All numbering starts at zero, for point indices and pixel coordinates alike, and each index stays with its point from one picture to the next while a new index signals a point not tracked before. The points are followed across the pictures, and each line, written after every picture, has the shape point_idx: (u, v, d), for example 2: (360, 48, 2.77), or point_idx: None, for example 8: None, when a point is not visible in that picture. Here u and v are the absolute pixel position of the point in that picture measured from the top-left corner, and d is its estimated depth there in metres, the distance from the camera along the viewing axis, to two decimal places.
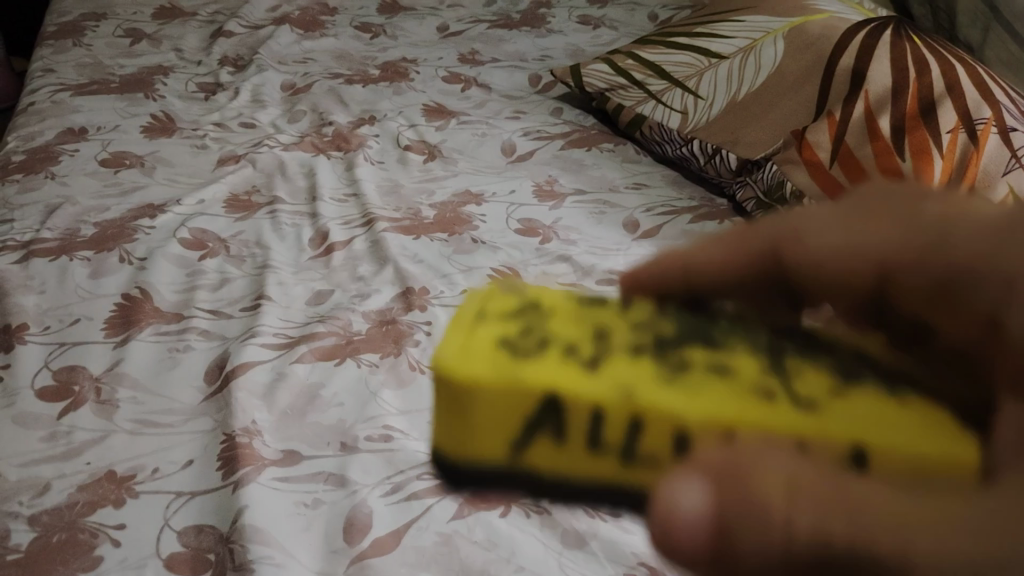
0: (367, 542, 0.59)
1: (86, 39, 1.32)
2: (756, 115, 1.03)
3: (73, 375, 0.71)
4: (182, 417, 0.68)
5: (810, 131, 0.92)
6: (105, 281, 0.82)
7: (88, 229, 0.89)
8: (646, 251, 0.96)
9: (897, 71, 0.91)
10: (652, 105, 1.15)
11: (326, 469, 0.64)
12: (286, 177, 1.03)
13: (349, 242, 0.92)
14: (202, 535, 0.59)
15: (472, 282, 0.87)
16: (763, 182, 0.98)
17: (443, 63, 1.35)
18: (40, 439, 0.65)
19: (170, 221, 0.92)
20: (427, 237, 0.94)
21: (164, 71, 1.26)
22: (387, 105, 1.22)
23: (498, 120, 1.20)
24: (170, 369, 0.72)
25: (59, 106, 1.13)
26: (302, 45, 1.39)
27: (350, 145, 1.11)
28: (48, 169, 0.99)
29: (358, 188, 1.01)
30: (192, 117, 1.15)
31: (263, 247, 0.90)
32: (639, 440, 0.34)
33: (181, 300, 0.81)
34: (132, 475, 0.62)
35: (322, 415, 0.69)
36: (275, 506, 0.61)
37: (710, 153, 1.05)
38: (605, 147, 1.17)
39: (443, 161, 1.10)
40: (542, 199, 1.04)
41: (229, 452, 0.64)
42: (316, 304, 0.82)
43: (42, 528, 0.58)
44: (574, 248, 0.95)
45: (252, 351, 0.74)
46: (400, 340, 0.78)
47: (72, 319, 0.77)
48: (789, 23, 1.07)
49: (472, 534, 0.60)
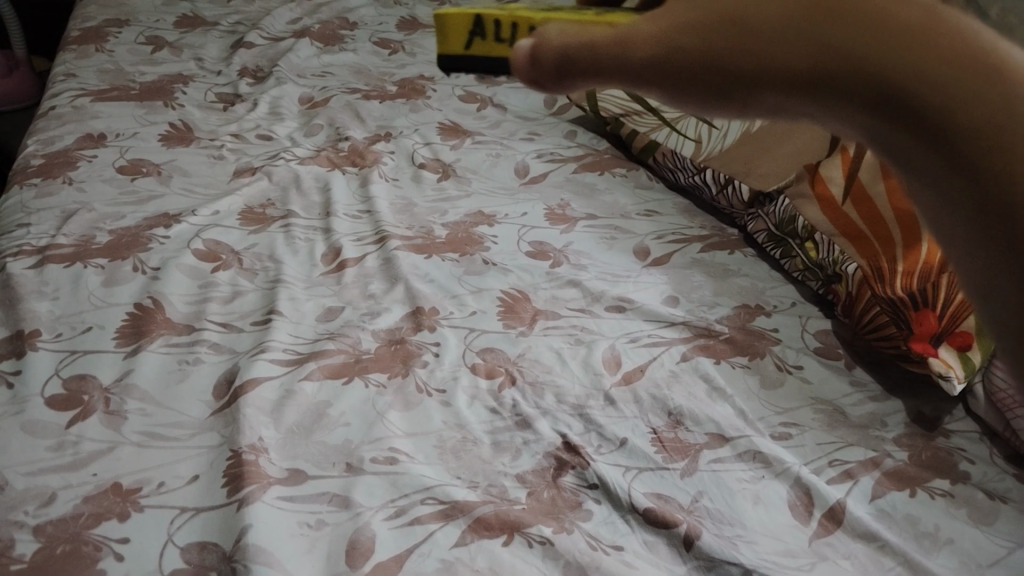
0: (369, 566, 0.59)
1: (109, 45, 1.34)
2: (768, 147, 1.02)
3: (83, 384, 0.71)
4: (190, 431, 0.68)
5: (823, 166, 0.93)
6: (118, 290, 0.82)
7: (103, 237, 0.90)
8: (657, 279, 0.96)
9: None
10: (667, 132, 1.15)
11: (332, 490, 0.65)
12: (300, 192, 1.04)
13: (361, 259, 0.92)
14: (205, 552, 0.58)
15: (482, 304, 0.88)
16: (775, 216, 0.98)
17: (460, 82, 1.36)
18: (48, 448, 0.65)
19: (185, 231, 0.93)
20: (439, 257, 0.95)
21: (184, 80, 1.27)
22: (403, 122, 1.23)
23: (512, 141, 1.21)
24: (179, 382, 0.73)
25: (79, 111, 1.14)
26: (321, 59, 1.40)
27: (365, 162, 1.12)
28: (66, 174, 1.00)
29: (372, 206, 1.02)
30: (210, 127, 1.16)
31: (276, 262, 0.90)
32: (516, 33, 0.46)
33: (192, 312, 0.81)
34: (137, 488, 0.63)
35: (329, 434, 0.70)
36: (280, 526, 0.61)
37: (723, 183, 1.06)
38: (618, 172, 1.17)
39: (456, 181, 1.10)
40: (554, 223, 1.04)
41: (236, 469, 0.64)
42: (326, 321, 0.83)
43: (46, 539, 0.58)
44: (584, 273, 0.95)
45: (262, 367, 0.74)
46: (408, 360, 0.78)
47: (84, 327, 0.77)
48: None
49: (474, 561, 0.60)
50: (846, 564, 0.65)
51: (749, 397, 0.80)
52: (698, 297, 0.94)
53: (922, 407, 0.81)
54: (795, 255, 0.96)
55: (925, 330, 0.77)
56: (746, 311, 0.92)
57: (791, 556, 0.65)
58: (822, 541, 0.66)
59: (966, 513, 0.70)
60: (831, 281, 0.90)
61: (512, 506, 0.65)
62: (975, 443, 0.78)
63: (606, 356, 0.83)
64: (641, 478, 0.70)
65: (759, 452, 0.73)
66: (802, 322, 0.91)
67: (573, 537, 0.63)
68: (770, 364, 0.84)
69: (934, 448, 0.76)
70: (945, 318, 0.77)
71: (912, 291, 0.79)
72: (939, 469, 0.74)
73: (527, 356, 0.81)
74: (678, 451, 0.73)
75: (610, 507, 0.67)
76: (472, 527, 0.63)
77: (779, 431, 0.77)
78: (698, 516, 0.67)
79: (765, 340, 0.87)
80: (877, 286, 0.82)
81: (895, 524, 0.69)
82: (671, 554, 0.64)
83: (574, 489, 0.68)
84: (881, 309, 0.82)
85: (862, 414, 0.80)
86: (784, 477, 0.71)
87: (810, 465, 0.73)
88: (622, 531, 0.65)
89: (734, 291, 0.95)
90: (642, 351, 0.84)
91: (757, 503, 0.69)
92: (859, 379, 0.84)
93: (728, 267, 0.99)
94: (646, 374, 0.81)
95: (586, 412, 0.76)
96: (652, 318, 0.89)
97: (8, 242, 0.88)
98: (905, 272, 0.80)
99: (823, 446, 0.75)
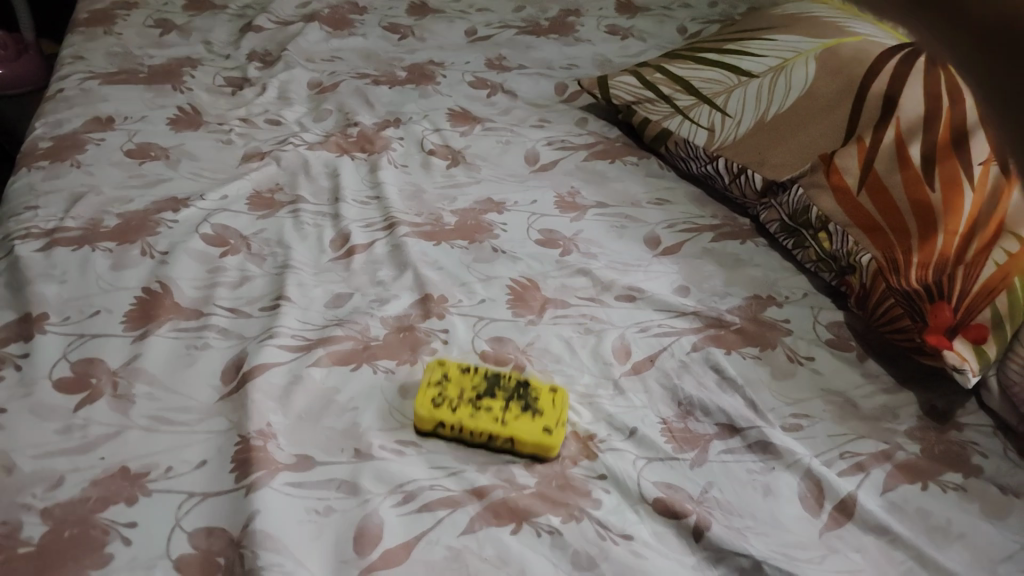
0: (377, 553, 0.59)
1: (117, 27, 1.33)
2: (783, 136, 1.02)
3: (91, 368, 0.71)
4: (198, 416, 0.68)
5: (838, 156, 0.92)
6: (126, 273, 0.82)
7: (111, 220, 0.89)
8: (667, 268, 0.95)
9: (931, 98, 0.90)
10: (679, 121, 1.14)
11: (339, 476, 0.64)
12: (309, 177, 1.03)
13: (370, 246, 0.92)
14: (212, 538, 0.58)
15: (491, 292, 0.87)
16: (789, 205, 0.97)
17: (470, 68, 1.35)
18: (55, 431, 0.65)
19: (194, 215, 0.92)
20: (448, 243, 0.94)
21: (193, 63, 1.26)
22: (412, 108, 1.22)
23: (522, 128, 1.20)
24: (187, 367, 0.72)
25: (87, 94, 1.13)
26: (330, 43, 1.39)
27: (374, 147, 1.11)
28: (74, 157, 0.99)
29: (381, 191, 1.01)
30: (218, 111, 1.15)
31: (284, 247, 0.90)
32: None
33: (200, 297, 0.81)
34: (145, 472, 0.62)
35: (337, 420, 0.69)
36: (288, 511, 0.61)
37: (736, 172, 1.04)
38: (629, 160, 1.16)
39: (466, 167, 1.09)
40: (564, 211, 1.03)
41: (244, 454, 0.64)
42: (334, 307, 0.82)
43: (54, 522, 0.58)
44: (594, 262, 0.94)
45: (270, 352, 0.74)
46: (417, 347, 0.78)
47: (92, 311, 0.77)
48: (821, 45, 1.06)
49: (482, 550, 0.60)
50: (857, 557, 0.64)
51: (760, 388, 0.79)
52: (709, 287, 0.93)
53: (935, 400, 0.80)
54: (808, 245, 0.94)
55: (939, 322, 0.76)
56: (757, 301, 0.91)
57: (801, 548, 0.64)
58: (832, 533, 0.66)
59: (978, 508, 0.69)
60: (845, 272, 0.89)
61: (520, 494, 0.65)
62: (988, 437, 0.77)
63: (616, 345, 0.82)
64: (651, 467, 0.69)
65: (770, 443, 0.72)
66: (814, 314, 0.90)
67: (583, 526, 0.63)
68: (782, 355, 0.83)
69: (947, 441, 0.76)
70: (960, 311, 0.76)
71: (928, 283, 0.78)
72: (952, 462, 0.73)
73: (536, 344, 0.81)
74: (688, 442, 0.72)
75: (619, 497, 0.66)
76: (481, 515, 0.63)
77: (790, 423, 0.76)
78: (708, 507, 0.67)
79: (777, 330, 0.87)
80: (892, 278, 0.81)
81: (906, 518, 0.68)
82: (680, 544, 0.63)
83: (583, 479, 0.67)
84: (896, 301, 0.81)
85: (874, 407, 0.79)
86: (795, 469, 0.70)
87: (821, 457, 0.73)
88: (631, 520, 0.64)
89: (746, 281, 0.94)
90: (653, 340, 0.83)
91: (767, 495, 0.68)
92: (871, 371, 0.83)
93: (740, 257, 0.98)
94: (657, 364, 0.80)
95: (595, 401, 0.75)
96: (663, 307, 0.88)
97: (16, 225, 0.87)
98: (920, 265, 0.80)
99: (835, 438, 0.75)
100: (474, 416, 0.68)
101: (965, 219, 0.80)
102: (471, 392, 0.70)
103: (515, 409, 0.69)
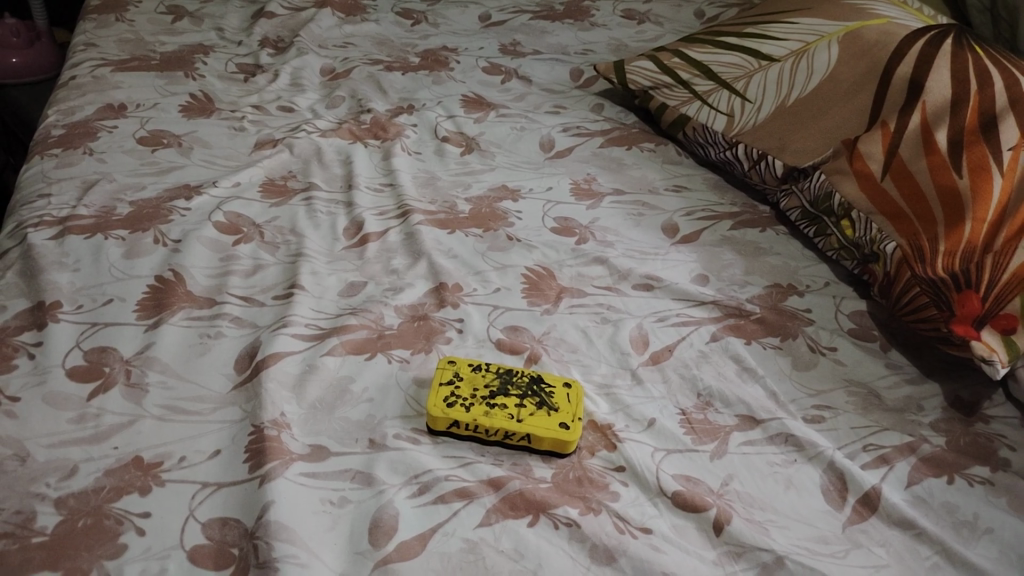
0: (392, 545, 0.58)
1: (129, 14, 1.32)
2: (805, 120, 0.99)
3: (104, 356, 0.70)
4: (211, 406, 0.67)
5: (862, 142, 0.90)
6: (139, 262, 0.81)
7: (124, 208, 0.89)
8: (685, 257, 0.94)
9: (958, 83, 0.88)
10: (697, 106, 1.11)
11: (354, 466, 0.63)
12: (322, 164, 1.02)
13: (383, 234, 0.91)
14: (226, 528, 0.58)
15: (507, 281, 0.86)
16: (810, 192, 0.95)
17: (484, 53, 1.33)
18: (68, 420, 0.64)
19: (206, 203, 0.91)
20: (462, 232, 0.93)
21: (205, 50, 1.25)
22: (425, 94, 1.20)
23: (537, 114, 1.18)
24: (200, 356, 0.72)
25: (99, 81, 1.12)
26: (343, 29, 1.38)
27: (387, 134, 1.10)
28: (86, 145, 0.99)
29: (394, 179, 1.00)
30: (230, 98, 1.14)
31: (298, 235, 0.89)
32: None
33: (213, 286, 0.80)
34: (159, 462, 0.62)
35: (352, 409, 0.69)
36: (302, 502, 0.60)
37: (755, 159, 1.02)
38: (646, 147, 1.14)
39: (479, 154, 1.08)
40: (580, 198, 1.02)
41: (258, 444, 0.63)
42: (348, 296, 0.81)
43: (68, 512, 0.58)
44: (610, 250, 0.92)
45: (284, 341, 0.73)
46: (432, 337, 0.77)
47: (105, 300, 0.76)
48: (844, 28, 1.04)
49: (498, 542, 0.59)
50: (881, 552, 0.63)
51: (781, 379, 0.78)
52: (728, 276, 0.91)
53: (960, 391, 0.78)
54: (829, 233, 0.92)
55: (967, 312, 0.73)
56: (777, 291, 0.89)
57: (824, 542, 0.63)
58: (856, 528, 0.64)
59: (1007, 502, 0.68)
60: (868, 261, 0.87)
61: (537, 485, 0.64)
62: (1016, 430, 0.75)
63: (634, 335, 0.80)
64: (669, 459, 0.68)
65: (791, 435, 0.71)
66: (836, 303, 0.88)
67: (600, 519, 0.62)
68: (803, 346, 0.82)
69: (974, 434, 0.74)
70: (989, 300, 0.73)
71: (955, 272, 0.76)
72: (979, 455, 0.72)
73: (552, 335, 0.79)
74: (707, 433, 0.71)
75: (638, 489, 0.65)
76: (497, 507, 0.62)
77: (812, 414, 0.74)
78: (729, 499, 0.65)
79: (798, 320, 0.85)
80: (916, 266, 0.79)
81: (932, 513, 0.66)
82: (701, 539, 0.62)
83: (601, 471, 0.66)
84: (921, 289, 0.78)
85: (897, 398, 0.77)
86: (816, 461, 0.69)
87: (843, 450, 0.71)
88: (650, 513, 0.63)
89: (767, 269, 0.92)
90: (671, 330, 0.82)
91: (789, 488, 0.67)
92: (895, 362, 0.81)
93: (760, 245, 0.97)
94: (675, 355, 0.79)
95: (613, 392, 0.74)
96: (681, 296, 0.86)
97: (29, 213, 0.87)
98: (946, 253, 0.78)
99: (858, 431, 0.73)
100: (489, 415, 0.66)
101: (993, 206, 0.78)
102: (484, 392, 0.68)
103: (529, 405, 0.68)
